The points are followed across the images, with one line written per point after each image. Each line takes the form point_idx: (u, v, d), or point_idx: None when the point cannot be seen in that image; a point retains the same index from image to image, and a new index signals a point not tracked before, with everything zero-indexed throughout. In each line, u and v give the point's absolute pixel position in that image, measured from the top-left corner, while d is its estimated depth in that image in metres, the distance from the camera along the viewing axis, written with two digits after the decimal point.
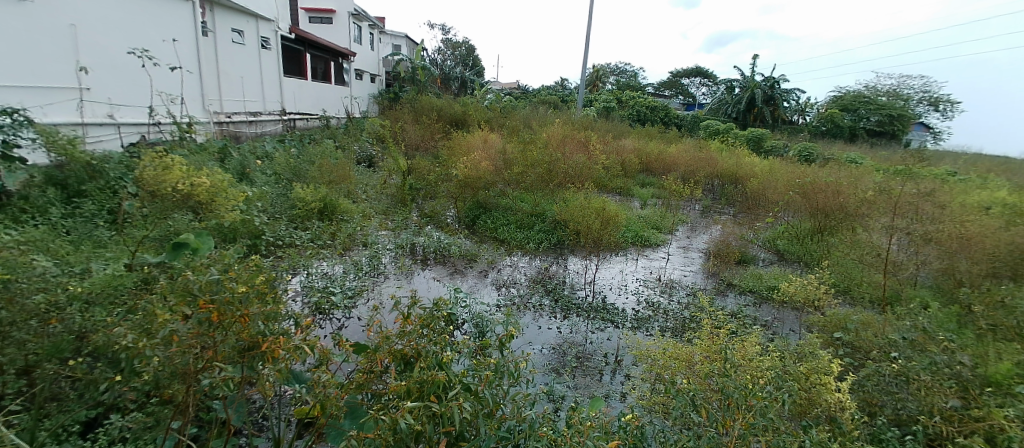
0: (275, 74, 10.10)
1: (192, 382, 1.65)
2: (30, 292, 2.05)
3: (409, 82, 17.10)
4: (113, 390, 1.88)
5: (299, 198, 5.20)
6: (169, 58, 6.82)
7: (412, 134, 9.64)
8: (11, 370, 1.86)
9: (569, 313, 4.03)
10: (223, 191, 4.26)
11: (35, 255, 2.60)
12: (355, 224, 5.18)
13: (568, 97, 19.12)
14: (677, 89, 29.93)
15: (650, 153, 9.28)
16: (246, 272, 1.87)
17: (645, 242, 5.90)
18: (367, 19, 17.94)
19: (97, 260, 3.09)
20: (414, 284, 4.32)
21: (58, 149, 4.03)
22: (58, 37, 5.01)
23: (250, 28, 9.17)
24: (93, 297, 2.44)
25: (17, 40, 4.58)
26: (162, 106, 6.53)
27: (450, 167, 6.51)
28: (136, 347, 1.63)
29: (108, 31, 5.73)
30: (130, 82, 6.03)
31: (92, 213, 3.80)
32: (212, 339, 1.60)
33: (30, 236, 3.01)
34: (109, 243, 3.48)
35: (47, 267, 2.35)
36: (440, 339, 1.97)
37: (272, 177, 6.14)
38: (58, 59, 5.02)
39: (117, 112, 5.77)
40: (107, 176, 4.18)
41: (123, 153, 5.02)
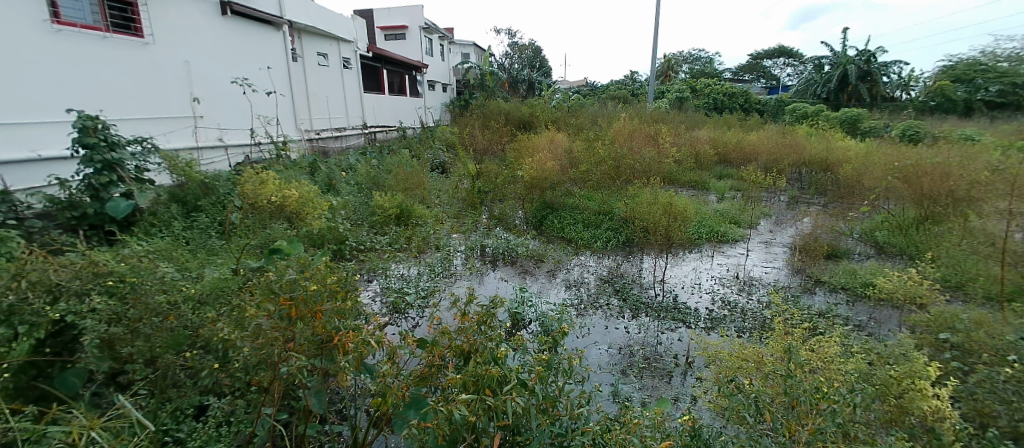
0: (357, 91, 10.87)
1: (277, 371, 1.85)
2: (154, 293, 2.39)
3: (477, 88, 17.54)
4: (213, 376, 2.16)
5: (378, 205, 5.52)
6: (265, 84, 7.63)
7: (480, 138, 9.86)
8: (139, 359, 2.19)
9: (639, 313, 3.91)
10: (310, 201, 4.65)
11: (160, 262, 3.04)
12: (428, 228, 5.44)
13: (638, 90, 18.50)
14: (757, 73, 27.79)
15: (728, 142, 8.75)
16: (320, 272, 2.05)
17: (721, 238, 5.55)
18: (438, 31, 18.67)
19: (209, 266, 3.54)
20: (483, 284, 4.45)
21: (178, 171, 4.65)
22: (174, 73, 5.80)
23: (334, 50, 9.97)
24: (205, 298, 2.78)
25: (144, 78, 5.38)
26: (261, 127, 7.32)
27: (517, 168, 6.62)
28: (231, 339, 1.86)
29: (215, 65, 6.54)
30: (234, 109, 6.85)
31: (206, 225, 4.32)
32: (293, 332, 1.79)
33: (158, 247, 3.52)
34: (219, 251, 3.93)
35: (167, 271, 2.71)
36: (496, 335, 2.04)
37: (355, 187, 6.60)
38: (176, 93, 5.83)
39: (225, 135, 6.60)
40: (217, 192, 4.76)
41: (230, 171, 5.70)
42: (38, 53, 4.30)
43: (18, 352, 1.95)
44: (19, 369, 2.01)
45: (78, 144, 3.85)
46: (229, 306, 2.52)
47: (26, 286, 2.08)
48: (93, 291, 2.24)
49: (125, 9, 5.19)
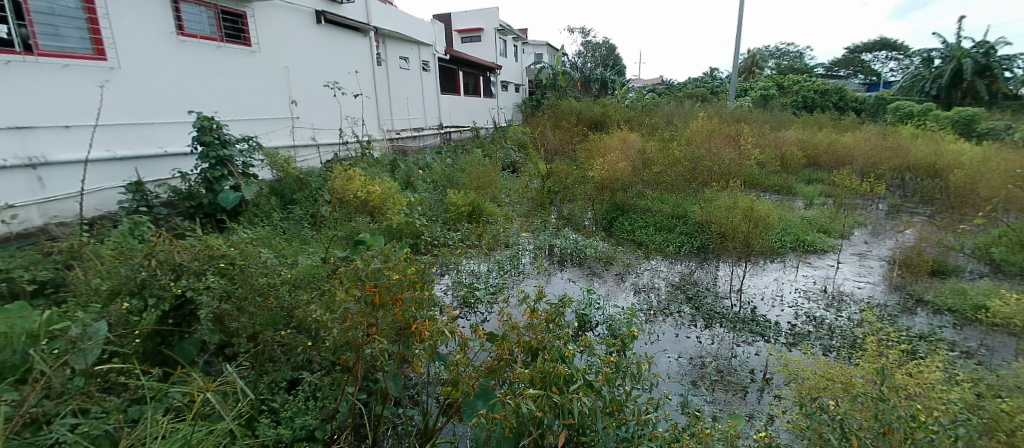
0: (434, 93, 11.34)
1: (360, 352, 2.02)
2: (257, 275, 2.68)
3: (549, 88, 17.58)
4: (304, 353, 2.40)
5: (452, 202, 5.74)
6: (353, 87, 8.20)
7: (551, 139, 9.88)
8: (244, 334, 2.49)
9: (712, 323, 3.75)
10: (391, 197, 4.95)
11: (263, 249, 3.40)
12: (499, 226, 5.57)
13: (718, 89, 17.53)
14: (853, 68, 25.25)
15: (818, 144, 8.06)
16: (400, 263, 2.20)
17: (807, 248, 5.14)
18: (513, 33, 18.96)
19: (303, 254, 3.89)
20: (551, 283, 4.49)
21: (278, 166, 5.16)
22: (276, 78, 6.41)
23: (415, 54, 10.46)
24: (299, 283, 3.08)
25: (251, 83, 6.01)
26: (348, 127, 7.89)
27: (587, 169, 6.58)
28: (323, 320, 2.06)
29: (311, 70, 7.14)
30: (326, 110, 7.44)
31: (300, 217, 4.74)
32: (376, 317, 1.95)
33: (260, 235, 3.93)
34: (311, 240, 4.28)
35: (268, 257, 3.02)
36: (564, 335, 2.07)
37: (431, 184, 6.91)
38: (277, 96, 6.44)
39: (317, 135, 7.19)
40: (310, 186, 5.21)
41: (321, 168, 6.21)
42: (167, 62, 4.97)
43: (147, 321, 2.36)
44: (147, 336, 2.41)
45: (198, 142, 4.39)
46: (321, 290, 2.76)
47: (155, 264, 2.44)
48: (210, 271, 2.56)
49: (235, 21, 5.85)
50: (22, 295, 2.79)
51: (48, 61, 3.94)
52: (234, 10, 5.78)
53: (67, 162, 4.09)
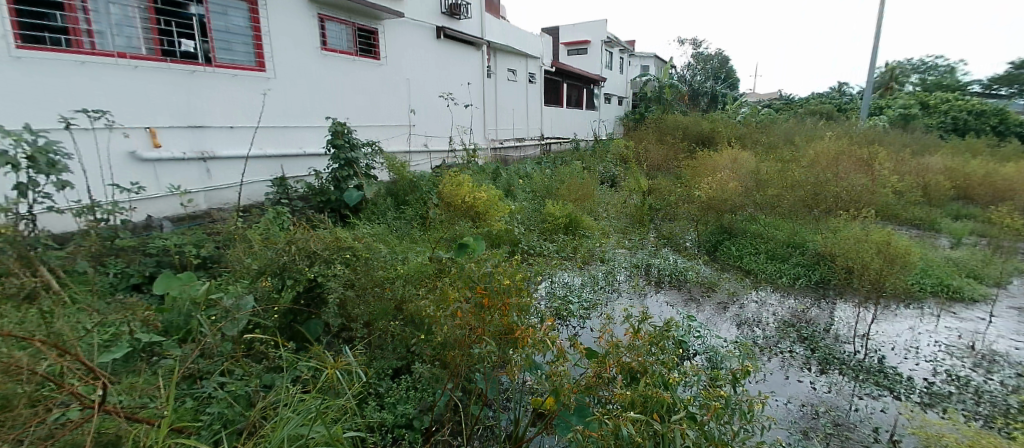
0: (537, 104, 11.60)
1: (467, 350, 2.12)
2: (375, 269, 2.95)
3: (653, 101, 17.05)
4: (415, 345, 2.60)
5: (550, 213, 5.83)
6: (464, 97, 8.69)
7: (655, 153, 9.57)
8: (361, 321, 2.76)
9: (829, 369, 3.35)
10: (494, 205, 5.15)
11: (380, 245, 3.72)
12: (595, 241, 5.53)
13: (845, 106, 15.71)
14: (1019, 87, 21.08)
15: (973, 174, 6.88)
16: (508, 269, 2.29)
17: (951, 295, 4.39)
18: (619, 45, 18.75)
19: (412, 251, 4.20)
20: (647, 304, 4.33)
21: (394, 169, 5.63)
22: (398, 88, 7.02)
23: (522, 66, 10.79)
24: (410, 278, 3.32)
25: (378, 92, 6.65)
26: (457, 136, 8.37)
27: (692, 188, 6.25)
28: (436, 315, 2.22)
29: (429, 81, 7.70)
30: (439, 118, 7.97)
31: (411, 217, 5.11)
32: (483, 319, 2.05)
33: (377, 231, 4.32)
34: (418, 239, 4.54)
35: (384, 253, 3.30)
36: (667, 360, 2.02)
37: (530, 193, 7.07)
38: (399, 105, 7.05)
39: (430, 141, 7.73)
40: (421, 189, 5.60)
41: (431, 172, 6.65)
42: (313, 74, 5.69)
43: (285, 299, 2.72)
44: (284, 312, 2.77)
45: (331, 145, 4.95)
46: (431, 288, 2.95)
47: (294, 250, 2.78)
48: (336, 260, 2.86)
49: (368, 36, 6.53)
50: (190, 266, 3.31)
51: (221, 71, 4.72)
52: (368, 26, 6.45)
53: (234, 157, 4.88)
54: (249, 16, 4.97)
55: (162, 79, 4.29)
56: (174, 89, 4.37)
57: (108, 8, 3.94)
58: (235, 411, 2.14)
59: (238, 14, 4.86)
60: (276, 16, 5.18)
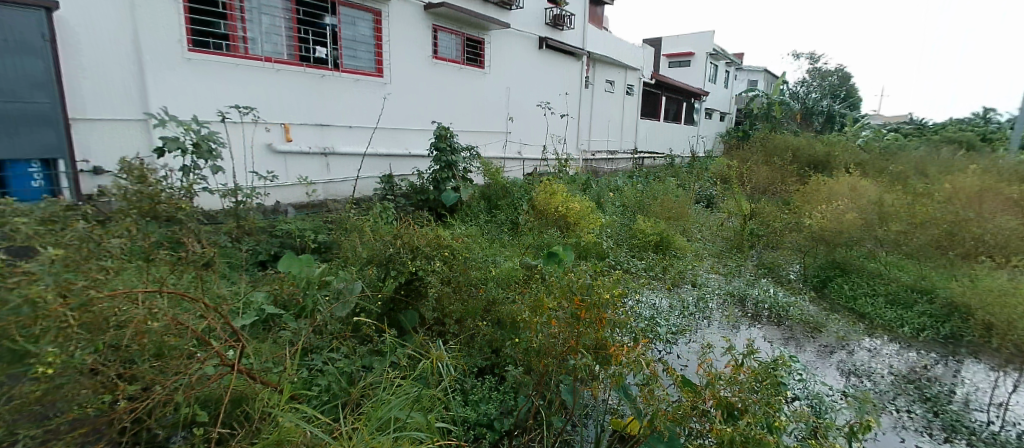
0: (633, 116, 11.34)
1: (561, 360, 2.15)
2: (472, 270, 3.07)
3: (759, 119, 15.91)
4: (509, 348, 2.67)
5: (640, 229, 5.68)
6: (561, 107, 8.75)
7: (759, 176, 8.93)
8: (453, 318, 2.90)
9: (953, 438, 2.88)
10: (585, 216, 5.11)
11: (475, 247, 3.86)
12: (687, 263, 5.27)
13: (997, 134, 13.46)
14: None
15: None
16: (605, 284, 2.28)
17: None
18: (725, 58, 17.78)
19: (502, 253, 4.32)
20: (741, 337, 4.03)
21: (489, 174, 5.81)
22: (499, 96, 7.26)
23: (621, 77, 10.62)
24: (504, 281, 3.39)
25: (480, 99, 6.93)
26: (551, 145, 8.49)
27: (802, 216, 5.73)
28: (533, 321, 2.27)
29: (528, 90, 7.86)
30: (534, 127, 8.11)
31: (502, 221, 5.24)
32: (578, 330, 2.08)
33: (472, 232, 4.50)
34: (506, 243, 4.61)
35: (479, 257, 3.40)
36: (773, 401, 1.87)
37: (620, 207, 6.93)
38: (498, 112, 7.29)
39: (523, 149, 7.90)
40: (512, 195, 5.71)
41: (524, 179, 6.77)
42: (424, 80, 6.08)
43: (388, 289, 2.91)
44: (386, 301, 2.97)
45: (434, 147, 5.25)
46: (524, 294, 3.00)
47: (399, 244, 3.01)
48: (436, 257, 3.04)
49: (475, 46, 6.85)
50: (308, 250, 3.67)
51: (346, 76, 5.22)
52: (476, 37, 6.77)
53: (351, 154, 5.38)
54: (374, 26, 5.44)
55: (299, 81, 4.84)
56: (306, 90, 4.91)
57: (260, 18, 4.53)
58: (339, 387, 2.33)
59: (364, 24, 5.35)
60: (397, 26, 5.62)
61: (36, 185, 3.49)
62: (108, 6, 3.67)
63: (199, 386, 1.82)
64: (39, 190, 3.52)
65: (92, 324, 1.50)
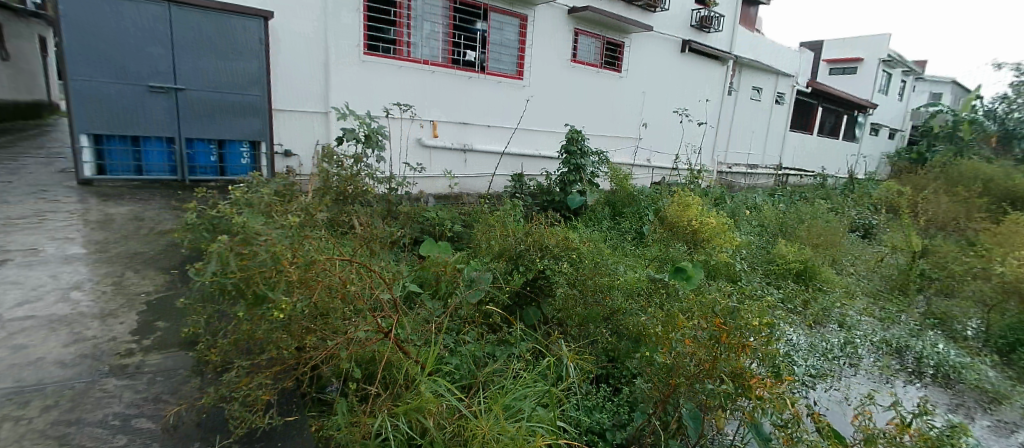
0: (781, 128, 10.29)
1: (696, 382, 2.15)
2: (603, 276, 3.08)
3: (944, 139, 13.31)
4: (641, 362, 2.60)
5: (780, 254, 5.16)
6: (700, 115, 8.26)
7: (940, 207, 7.48)
8: (575, 320, 2.94)
9: None
10: (719, 233, 4.74)
11: (605, 252, 3.87)
12: (834, 298, 4.63)
13: None
14: None
15: None
16: (748, 314, 2.31)
17: None
18: (904, 66, 15.22)
19: (629, 258, 4.29)
20: (897, 394, 3.42)
21: (617, 180, 5.72)
22: (634, 101, 7.11)
23: (771, 85, 9.67)
24: (635, 291, 3.30)
25: (614, 104, 6.85)
26: (685, 154, 8.11)
27: (999, 261, 4.71)
28: (671, 337, 2.32)
29: (666, 96, 7.56)
30: (668, 134, 7.78)
31: (627, 229, 5.12)
32: (717, 351, 2.11)
33: (599, 237, 4.51)
34: (628, 252, 4.47)
35: (609, 264, 3.39)
36: None
37: (757, 227, 6.34)
38: (632, 118, 7.14)
39: (653, 157, 7.63)
40: (639, 204, 5.55)
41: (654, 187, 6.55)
42: (562, 83, 6.19)
43: (515, 282, 3.05)
44: (513, 294, 3.12)
45: (565, 150, 5.35)
46: (654, 308, 2.91)
47: (530, 242, 3.21)
48: (563, 258, 3.15)
49: (615, 49, 6.79)
50: (444, 237, 4.00)
51: (490, 78, 5.55)
52: (616, 40, 6.70)
53: (491, 152, 5.73)
54: (520, 31, 5.69)
55: (450, 82, 5.27)
56: (455, 90, 5.32)
57: (423, 24, 5.01)
58: (465, 370, 2.50)
59: (511, 29, 5.63)
60: (541, 30, 5.79)
61: (245, 162, 4.37)
62: (308, 16, 4.37)
63: (357, 347, 1.99)
64: (247, 167, 4.40)
65: (302, 284, 1.80)
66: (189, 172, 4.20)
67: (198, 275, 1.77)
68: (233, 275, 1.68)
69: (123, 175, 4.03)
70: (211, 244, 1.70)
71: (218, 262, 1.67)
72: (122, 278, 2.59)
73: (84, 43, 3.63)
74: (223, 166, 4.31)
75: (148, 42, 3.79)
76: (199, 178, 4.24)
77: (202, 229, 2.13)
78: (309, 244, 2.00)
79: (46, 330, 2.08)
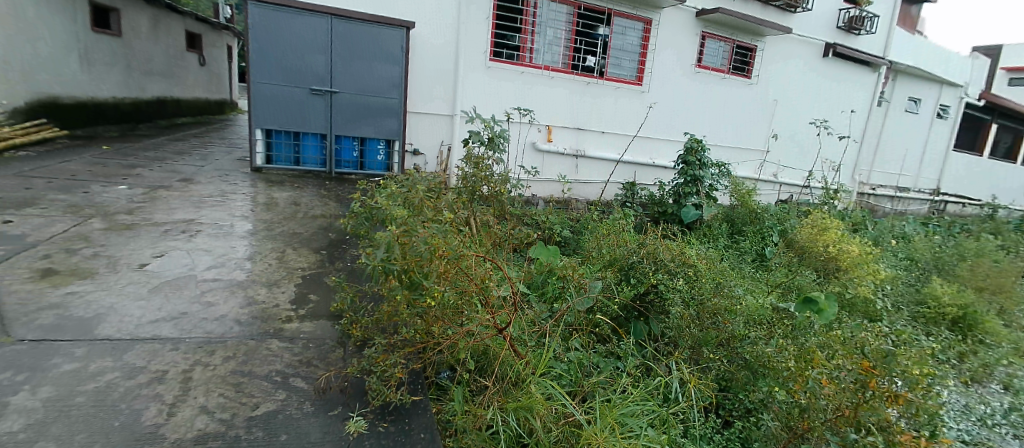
0: (943, 147, 8.82)
1: (832, 429, 1.90)
2: (729, 296, 2.89)
3: None
4: (767, 396, 2.33)
5: (933, 295, 4.41)
6: (842, 128, 7.36)
7: None
8: (684, 344, 2.72)
9: None
10: (864, 263, 4.15)
11: (727, 273, 3.65)
12: (1003, 355, 3.83)
13: None
14: None
15: None
16: (908, 360, 1.97)
17: None
18: None
19: (751, 280, 3.99)
20: None
21: (738, 196, 5.33)
22: (764, 110, 6.55)
23: (933, 95, 8.33)
24: (768, 317, 3.01)
25: (739, 113, 6.38)
26: (821, 171, 7.31)
27: None
28: (813, 374, 2.03)
29: (802, 106, 6.87)
30: (802, 148, 7.05)
31: (746, 250, 4.72)
32: (862, 396, 1.85)
33: (717, 255, 4.24)
34: (749, 275, 4.14)
35: (736, 290, 3.10)
36: None
37: (903, 261, 5.48)
38: (759, 129, 6.60)
39: (781, 172, 6.97)
40: (763, 222, 5.11)
41: (781, 206, 6.01)
42: (682, 90, 5.91)
43: (624, 294, 2.99)
44: (625, 307, 3.04)
45: (682, 160, 5.10)
46: (783, 340, 2.59)
47: (645, 254, 3.11)
48: (678, 274, 2.97)
49: (744, 54, 6.34)
50: (553, 241, 4.07)
51: (609, 84, 5.49)
52: (747, 44, 6.24)
53: (607, 159, 5.68)
54: (642, 35, 5.56)
55: (568, 88, 5.32)
56: (573, 95, 5.36)
57: (546, 31, 5.12)
58: (570, 377, 2.49)
59: (634, 34, 5.52)
60: (665, 34, 5.59)
61: (380, 158, 4.84)
62: (442, 25, 4.70)
63: (474, 340, 2.05)
64: (382, 163, 4.87)
65: (443, 274, 1.96)
66: (335, 165, 4.76)
67: (367, 259, 2.05)
68: (397, 262, 1.89)
69: (285, 165, 4.70)
70: (381, 234, 1.95)
71: (385, 249, 1.92)
72: (283, 253, 3.01)
73: (264, 53, 4.26)
74: (362, 161, 4.81)
75: (312, 51, 4.36)
76: (343, 171, 4.78)
77: (364, 217, 2.57)
78: (450, 237, 2.14)
79: (228, 291, 2.48)
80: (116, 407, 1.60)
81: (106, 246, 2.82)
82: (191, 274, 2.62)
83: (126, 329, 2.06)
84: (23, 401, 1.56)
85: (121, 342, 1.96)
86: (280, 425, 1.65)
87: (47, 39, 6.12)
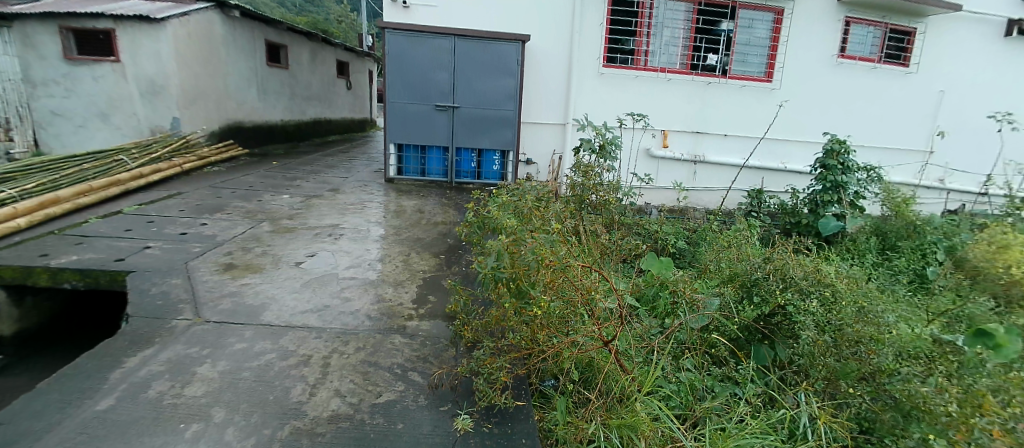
0: None
1: None
2: (878, 322, 2.42)
3: None
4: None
5: None
6: None
7: None
8: (819, 374, 2.37)
9: None
10: None
11: (875, 293, 3.16)
12: None
13: None
14: None
15: None
16: None
17: None
18: None
19: (904, 304, 3.38)
20: None
21: (891, 204, 4.59)
22: (928, 102, 5.51)
23: None
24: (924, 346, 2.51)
25: (894, 107, 5.45)
26: (1002, 175, 5.92)
27: None
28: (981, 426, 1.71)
29: (981, 96, 5.64)
30: (980, 147, 5.76)
31: (900, 269, 4.01)
32: None
33: (862, 273, 3.67)
34: (902, 298, 3.51)
35: (889, 317, 2.55)
36: None
37: None
38: (921, 125, 5.56)
39: (950, 177, 5.79)
40: (923, 237, 4.30)
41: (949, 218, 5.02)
42: (819, 84, 5.23)
43: (747, 314, 2.70)
44: (748, 328, 2.70)
45: (821, 164, 4.49)
46: (945, 379, 2.07)
47: (771, 269, 2.66)
48: (814, 294, 2.47)
49: (901, 39, 5.41)
50: (666, 253, 3.87)
51: (732, 82, 5.08)
52: (905, 27, 5.32)
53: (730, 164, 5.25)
54: (773, 27, 5.04)
55: (683, 90, 5.05)
56: (689, 96, 5.07)
57: (663, 31, 4.91)
58: (680, 396, 2.35)
59: (762, 26, 5.03)
60: (801, 25, 5.02)
61: (495, 168, 5.07)
62: (556, 37, 4.81)
63: (579, 350, 2.01)
64: (496, 172, 5.10)
65: (551, 284, 1.97)
66: (456, 175, 5.11)
67: (481, 268, 2.15)
68: (509, 269, 1.96)
69: (413, 176, 5.15)
70: (494, 243, 2.05)
71: (499, 256, 2.01)
72: (408, 256, 3.30)
73: (396, 74, 4.72)
74: (479, 171, 5.08)
75: (436, 69, 4.72)
76: (462, 181, 5.12)
77: (477, 225, 2.69)
78: (558, 246, 2.16)
79: (363, 289, 2.80)
80: (272, 383, 1.90)
81: (272, 246, 3.37)
82: (334, 272, 3.00)
83: (283, 317, 2.43)
84: (208, 371, 1.94)
85: (279, 328, 2.32)
86: (397, 414, 1.81)
87: (236, 73, 7.57)
